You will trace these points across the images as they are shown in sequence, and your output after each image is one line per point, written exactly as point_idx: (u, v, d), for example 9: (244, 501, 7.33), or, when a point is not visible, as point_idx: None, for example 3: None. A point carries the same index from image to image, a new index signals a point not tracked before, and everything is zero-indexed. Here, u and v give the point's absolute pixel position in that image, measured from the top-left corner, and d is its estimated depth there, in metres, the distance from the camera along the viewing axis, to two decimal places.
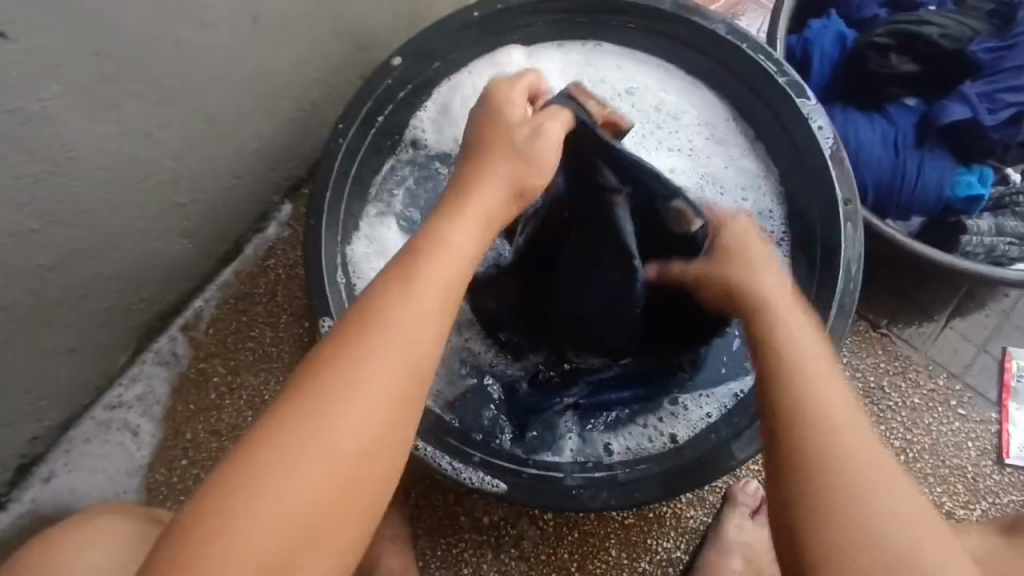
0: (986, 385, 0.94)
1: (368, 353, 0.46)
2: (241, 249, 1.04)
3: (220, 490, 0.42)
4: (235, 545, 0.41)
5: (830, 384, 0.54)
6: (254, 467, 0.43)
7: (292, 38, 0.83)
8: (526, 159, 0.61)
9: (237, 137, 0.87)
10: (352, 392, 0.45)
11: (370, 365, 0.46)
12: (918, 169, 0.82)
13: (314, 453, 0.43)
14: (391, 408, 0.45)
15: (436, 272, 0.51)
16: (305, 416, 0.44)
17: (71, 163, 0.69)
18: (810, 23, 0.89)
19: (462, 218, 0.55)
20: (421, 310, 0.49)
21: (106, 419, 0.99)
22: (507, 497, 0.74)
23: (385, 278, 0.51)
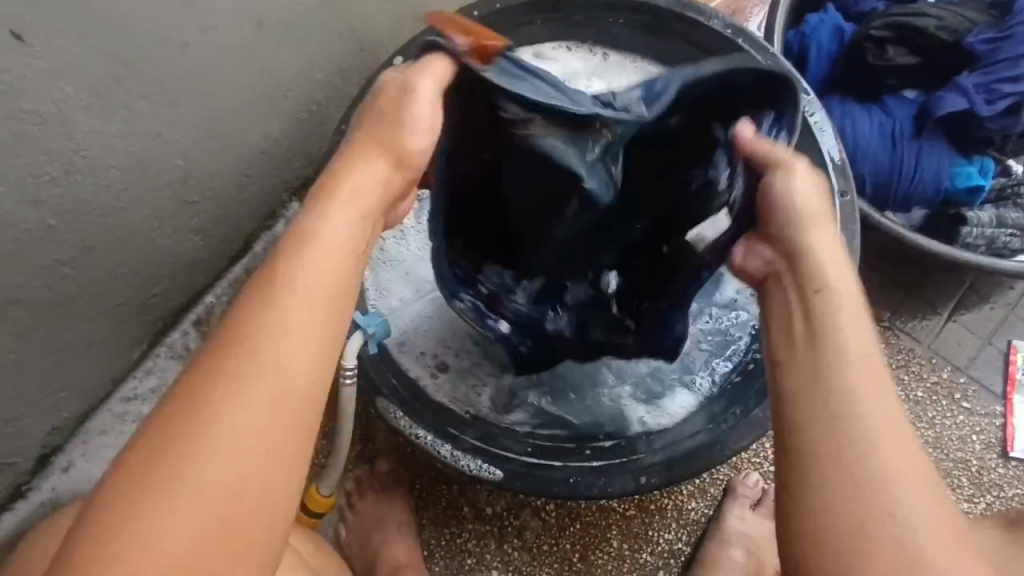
0: (991, 378, 0.94)
1: (239, 376, 0.46)
2: (251, 247, 1.07)
3: (100, 529, 0.43)
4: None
5: (875, 377, 0.49)
6: (132, 503, 0.43)
7: (297, 39, 0.86)
8: (396, 131, 0.56)
9: (245, 136, 0.89)
10: (225, 417, 0.45)
11: (242, 388, 0.45)
12: (916, 160, 0.82)
13: (190, 483, 0.43)
14: (270, 428, 0.45)
15: (310, 276, 0.50)
16: (176, 446, 0.44)
17: (84, 161, 0.71)
18: (808, 17, 0.90)
19: (333, 206, 0.53)
20: (291, 323, 0.48)
21: (122, 411, 1.02)
22: (503, 484, 0.75)
23: (254, 293, 0.49)
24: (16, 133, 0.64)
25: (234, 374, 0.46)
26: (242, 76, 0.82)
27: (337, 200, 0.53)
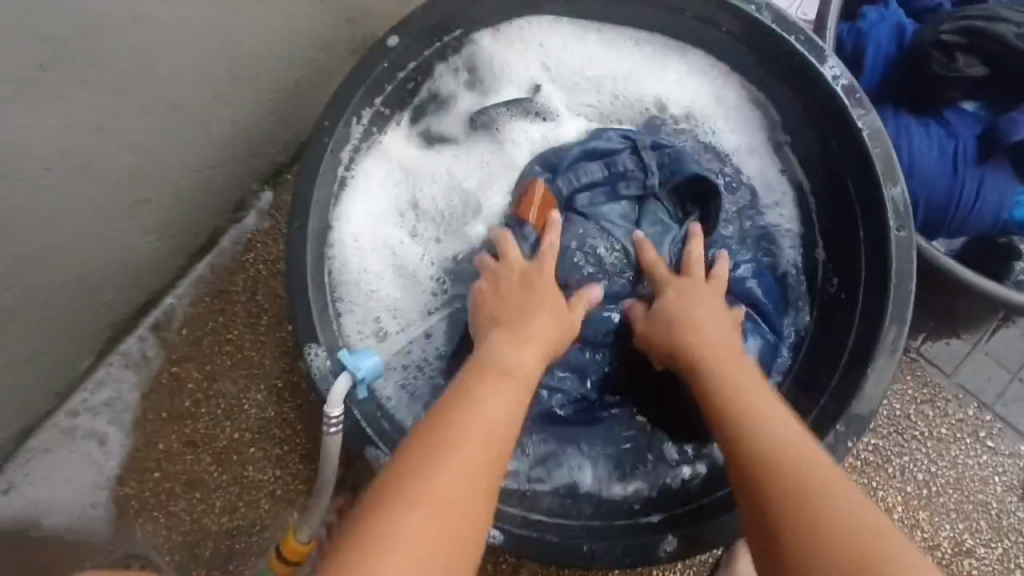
0: (1019, 417, 0.88)
1: (411, 506, 0.49)
2: (216, 241, 0.94)
3: None
4: None
5: (758, 393, 0.59)
6: None
7: (274, 12, 0.71)
8: (535, 290, 0.69)
9: (210, 124, 0.76)
10: (393, 536, 0.47)
11: (409, 519, 0.48)
12: (977, 188, 0.73)
13: None
14: (434, 556, 0.47)
15: (457, 462, 0.52)
16: (349, 563, 0.46)
17: (9, 165, 0.59)
18: (865, 10, 0.78)
19: (508, 372, 0.61)
20: (458, 465, 0.52)
21: (70, 426, 0.91)
22: (506, 550, 0.67)
23: (428, 430, 0.55)
24: None
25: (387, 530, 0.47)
26: (204, 57, 0.68)
27: (495, 368, 0.61)
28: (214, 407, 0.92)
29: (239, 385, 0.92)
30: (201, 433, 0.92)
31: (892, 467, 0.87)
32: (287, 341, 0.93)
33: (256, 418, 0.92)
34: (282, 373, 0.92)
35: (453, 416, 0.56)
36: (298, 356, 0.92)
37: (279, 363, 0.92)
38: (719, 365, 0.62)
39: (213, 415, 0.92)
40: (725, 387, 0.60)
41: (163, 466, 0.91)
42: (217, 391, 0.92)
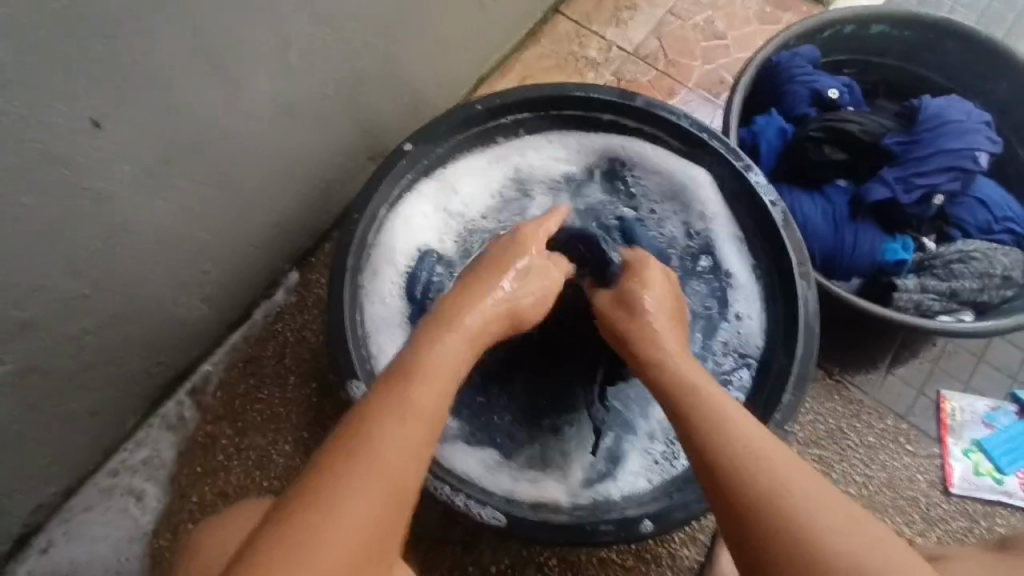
0: (928, 424, 1.07)
1: (411, 378, 0.59)
2: (250, 314, 1.09)
3: (354, 435, 0.53)
4: (365, 471, 0.50)
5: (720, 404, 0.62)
6: (370, 433, 0.53)
7: (320, 127, 0.93)
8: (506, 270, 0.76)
9: (262, 210, 0.95)
10: (403, 404, 0.56)
11: (417, 384, 0.58)
12: (854, 238, 0.98)
13: (406, 418, 0.55)
14: (440, 392, 0.59)
15: (431, 358, 0.62)
16: (357, 430, 0.53)
17: (124, 236, 0.74)
18: (756, 118, 1.06)
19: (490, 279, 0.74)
20: (452, 350, 0.65)
21: (109, 485, 0.99)
22: (508, 529, 0.80)
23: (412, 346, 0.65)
24: (73, 211, 0.67)
25: (359, 445, 0.52)
26: (267, 158, 0.88)
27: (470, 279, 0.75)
28: (245, 459, 1.03)
29: (269, 437, 1.04)
30: (233, 484, 1.01)
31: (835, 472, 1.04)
32: (311, 397, 1.06)
33: (284, 467, 1.03)
34: (307, 425, 1.05)
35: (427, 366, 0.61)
36: (321, 411, 1.05)
37: (304, 416, 1.05)
38: (654, 348, 0.72)
39: (244, 466, 1.02)
40: (673, 362, 0.69)
41: (197, 518, 0.99)
42: (248, 444, 1.03)
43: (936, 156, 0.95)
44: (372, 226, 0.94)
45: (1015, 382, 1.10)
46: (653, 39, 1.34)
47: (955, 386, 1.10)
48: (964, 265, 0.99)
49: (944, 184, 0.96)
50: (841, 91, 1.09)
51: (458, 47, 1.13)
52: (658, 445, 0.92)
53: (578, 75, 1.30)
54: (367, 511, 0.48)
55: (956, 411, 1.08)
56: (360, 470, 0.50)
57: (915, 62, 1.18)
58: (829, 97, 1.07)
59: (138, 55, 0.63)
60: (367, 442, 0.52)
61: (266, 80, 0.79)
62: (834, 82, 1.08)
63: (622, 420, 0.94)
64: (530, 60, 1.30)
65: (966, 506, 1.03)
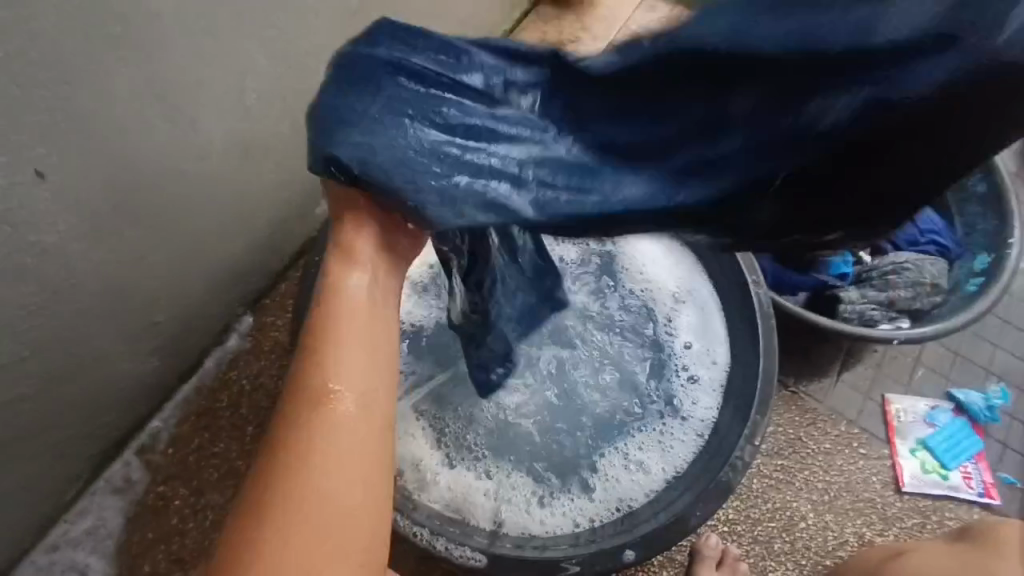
0: (877, 427, 1.13)
1: (334, 370, 0.50)
2: (201, 363, 1.03)
3: (300, 401, 0.49)
4: (336, 431, 0.48)
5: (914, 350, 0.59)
6: (320, 395, 0.49)
7: (275, 166, 0.90)
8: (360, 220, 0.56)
9: (216, 254, 0.90)
10: (335, 376, 0.50)
11: (343, 364, 0.50)
12: (799, 256, 1.04)
13: (354, 378, 0.50)
14: (377, 361, 0.51)
15: (345, 321, 0.51)
16: (309, 399, 0.49)
17: (70, 289, 0.69)
18: None
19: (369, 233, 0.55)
20: (367, 319, 0.52)
21: (46, 563, 0.90)
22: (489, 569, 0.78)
23: (309, 336, 0.51)
24: (14, 266, 0.62)
25: (321, 412, 0.48)
26: (223, 199, 0.84)
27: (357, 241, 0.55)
28: (202, 520, 0.96)
29: (227, 494, 0.98)
30: (189, 548, 0.94)
31: (798, 481, 1.08)
32: None
33: None
34: None
35: (342, 339, 0.51)
36: None
37: None
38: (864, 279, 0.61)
39: (201, 528, 0.95)
40: None
41: None
42: (205, 504, 0.97)
43: None
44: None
45: (949, 382, 1.18)
46: None
47: (897, 389, 1.17)
48: (898, 275, 1.07)
49: None
50: None
51: None
52: (638, 471, 0.93)
53: None
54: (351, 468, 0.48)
55: (901, 412, 1.15)
56: (322, 433, 0.48)
57: None
58: None
59: (91, 99, 0.60)
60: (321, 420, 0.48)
61: (224, 121, 0.76)
62: None
63: (598, 447, 0.95)
64: None
65: (917, 503, 1.09)
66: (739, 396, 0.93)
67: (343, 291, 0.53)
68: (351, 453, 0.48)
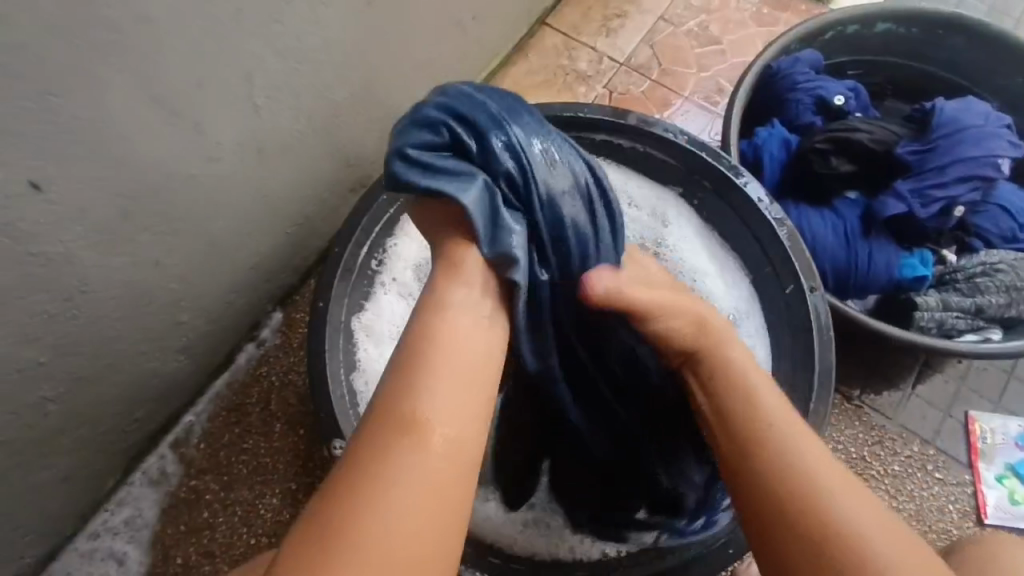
0: (957, 449, 1.00)
1: (431, 396, 0.50)
2: (232, 359, 1.04)
3: (386, 431, 0.49)
4: (419, 467, 0.48)
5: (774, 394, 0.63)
6: (410, 427, 0.49)
7: (292, 163, 0.87)
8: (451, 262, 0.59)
9: (238, 254, 0.89)
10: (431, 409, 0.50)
11: (439, 399, 0.51)
12: (868, 256, 0.91)
13: (447, 410, 0.50)
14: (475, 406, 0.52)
15: (449, 353, 0.53)
16: (396, 430, 0.49)
17: (84, 296, 0.70)
18: (758, 130, 1.00)
19: (463, 276, 0.58)
20: (463, 353, 0.54)
21: (89, 549, 0.94)
22: None
23: (399, 369, 0.52)
24: (20, 277, 0.62)
25: (403, 449, 0.48)
26: (240, 201, 0.83)
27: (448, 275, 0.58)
28: (232, 515, 0.97)
29: (255, 491, 0.98)
30: (219, 542, 0.96)
31: None
32: (299, 445, 1.01)
33: (272, 522, 0.97)
34: (296, 476, 0.99)
35: (446, 369, 0.52)
36: (310, 460, 1.00)
37: (293, 466, 1.00)
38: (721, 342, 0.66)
39: (230, 523, 0.97)
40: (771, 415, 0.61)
41: None
42: (234, 499, 0.98)
43: (955, 165, 0.91)
44: (353, 269, 0.89)
45: None
46: (646, 48, 1.28)
47: (983, 406, 1.03)
48: (988, 279, 0.92)
49: (963, 195, 0.91)
50: (847, 96, 1.02)
51: (442, 69, 1.07)
52: None
53: (568, 90, 1.24)
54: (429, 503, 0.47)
55: (986, 433, 1.01)
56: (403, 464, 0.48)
57: (926, 60, 1.11)
58: (835, 102, 1.01)
59: (85, 109, 0.59)
60: (408, 442, 0.49)
61: (234, 123, 0.74)
62: (839, 87, 1.02)
63: None
64: (519, 77, 1.24)
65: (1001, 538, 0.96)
66: None
67: (440, 324, 0.55)
68: (427, 489, 0.47)
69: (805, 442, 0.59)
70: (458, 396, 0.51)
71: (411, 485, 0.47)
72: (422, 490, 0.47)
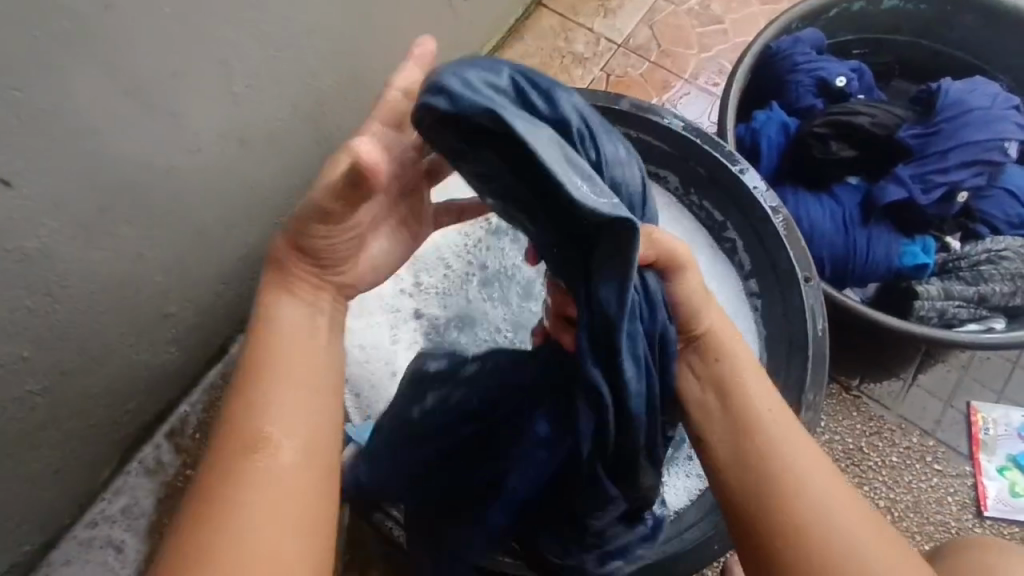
0: (957, 439, 0.98)
1: (265, 404, 0.52)
2: (226, 349, 1.04)
3: (250, 437, 0.51)
4: (274, 470, 0.50)
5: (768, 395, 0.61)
6: (263, 433, 0.51)
7: (277, 153, 0.86)
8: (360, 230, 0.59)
9: (226, 246, 0.89)
10: (250, 418, 0.51)
11: (271, 406, 0.52)
12: (866, 243, 0.89)
13: (293, 416, 0.52)
14: (314, 410, 0.53)
15: (264, 360, 0.54)
16: (246, 437, 0.51)
17: (64, 290, 0.69)
18: (755, 114, 0.97)
19: (298, 274, 0.57)
20: (286, 359, 0.54)
21: (87, 537, 0.96)
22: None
23: (242, 375, 0.54)
24: None
25: (268, 453, 0.50)
26: (223, 192, 0.82)
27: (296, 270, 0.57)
28: None
29: None
30: None
31: (856, 497, 0.95)
32: None
33: None
34: None
35: (257, 379, 0.53)
36: None
37: None
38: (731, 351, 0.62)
39: None
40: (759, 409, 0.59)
41: None
42: None
43: (958, 149, 0.87)
44: None
45: None
46: (646, 28, 1.24)
47: (987, 396, 1.00)
48: (993, 266, 0.89)
49: (967, 180, 0.88)
50: (850, 77, 0.99)
51: None
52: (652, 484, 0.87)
53: (564, 73, 1.21)
54: (292, 502, 0.49)
55: (988, 424, 0.99)
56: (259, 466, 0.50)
57: (935, 38, 1.07)
58: (837, 84, 0.98)
59: (52, 103, 0.58)
60: (265, 448, 0.50)
61: (212, 115, 0.73)
62: (842, 68, 0.99)
63: None
64: (514, 60, 1.22)
65: (1002, 530, 0.94)
66: (780, 410, 0.83)
67: (273, 326, 0.56)
68: (286, 490, 0.49)
69: (796, 440, 0.58)
70: (301, 402, 0.53)
71: (271, 487, 0.49)
72: (283, 490, 0.49)
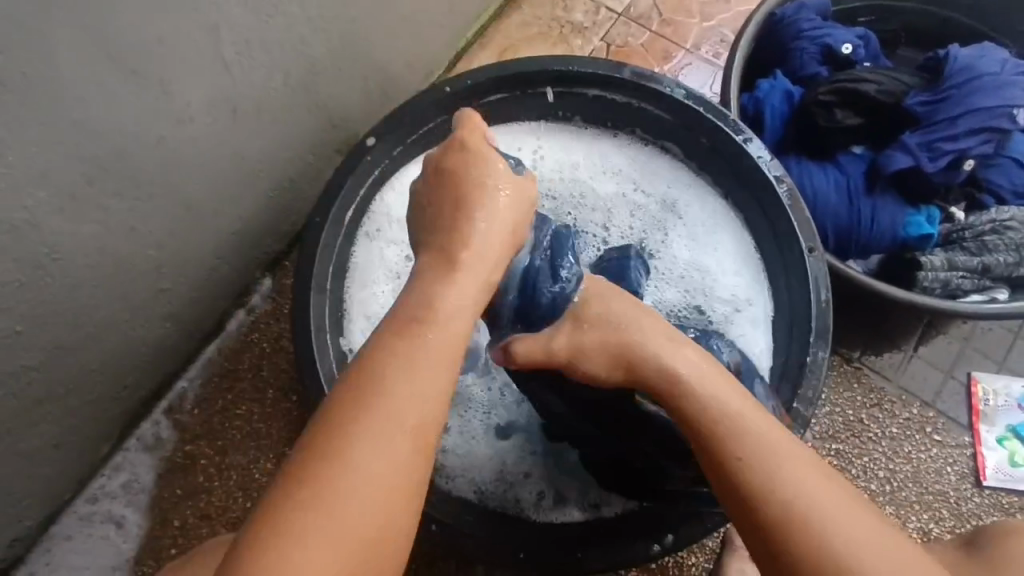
0: (957, 410, 0.98)
1: (398, 383, 0.50)
2: (223, 325, 1.03)
3: (365, 409, 0.49)
4: (387, 452, 0.48)
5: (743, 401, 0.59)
6: (384, 411, 0.49)
7: (270, 123, 0.84)
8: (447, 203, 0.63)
9: (220, 219, 0.87)
10: (384, 395, 0.50)
11: (401, 385, 0.50)
12: (871, 213, 0.88)
13: (412, 403, 0.50)
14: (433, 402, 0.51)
15: (426, 338, 0.53)
16: (373, 408, 0.49)
17: (55, 263, 0.68)
18: (759, 82, 0.95)
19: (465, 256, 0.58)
20: (431, 342, 0.53)
21: (88, 512, 0.96)
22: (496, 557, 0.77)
23: (382, 344, 0.52)
24: None
25: (385, 430, 0.49)
26: (216, 164, 0.80)
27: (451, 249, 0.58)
28: (227, 479, 0.98)
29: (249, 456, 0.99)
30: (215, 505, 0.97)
31: (855, 468, 0.96)
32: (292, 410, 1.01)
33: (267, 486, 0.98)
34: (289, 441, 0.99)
35: (409, 353, 0.52)
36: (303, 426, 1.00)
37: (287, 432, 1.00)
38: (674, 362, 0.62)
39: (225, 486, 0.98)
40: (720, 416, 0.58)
41: (180, 543, 0.95)
42: (229, 464, 0.99)
43: (967, 116, 0.86)
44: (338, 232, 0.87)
45: None
46: None
47: (987, 367, 1.00)
48: (997, 236, 0.88)
49: (974, 148, 0.87)
50: (856, 44, 0.97)
51: (428, 21, 1.02)
52: None
53: (563, 43, 1.19)
54: (390, 486, 0.48)
55: (988, 395, 0.99)
56: (374, 442, 0.48)
57: (943, 4, 1.05)
58: (843, 52, 0.95)
59: (35, 67, 0.56)
60: (387, 423, 0.49)
61: (202, 83, 0.71)
62: (848, 35, 0.96)
63: None
64: (512, 29, 1.19)
65: (1000, 500, 0.94)
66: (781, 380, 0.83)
67: (428, 299, 0.55)
68: (390, 474, 0.48)
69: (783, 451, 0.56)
70: (424, 388, 0.51)
71: (377, 470, 0.48)
72: (387, 476, 0.48)
